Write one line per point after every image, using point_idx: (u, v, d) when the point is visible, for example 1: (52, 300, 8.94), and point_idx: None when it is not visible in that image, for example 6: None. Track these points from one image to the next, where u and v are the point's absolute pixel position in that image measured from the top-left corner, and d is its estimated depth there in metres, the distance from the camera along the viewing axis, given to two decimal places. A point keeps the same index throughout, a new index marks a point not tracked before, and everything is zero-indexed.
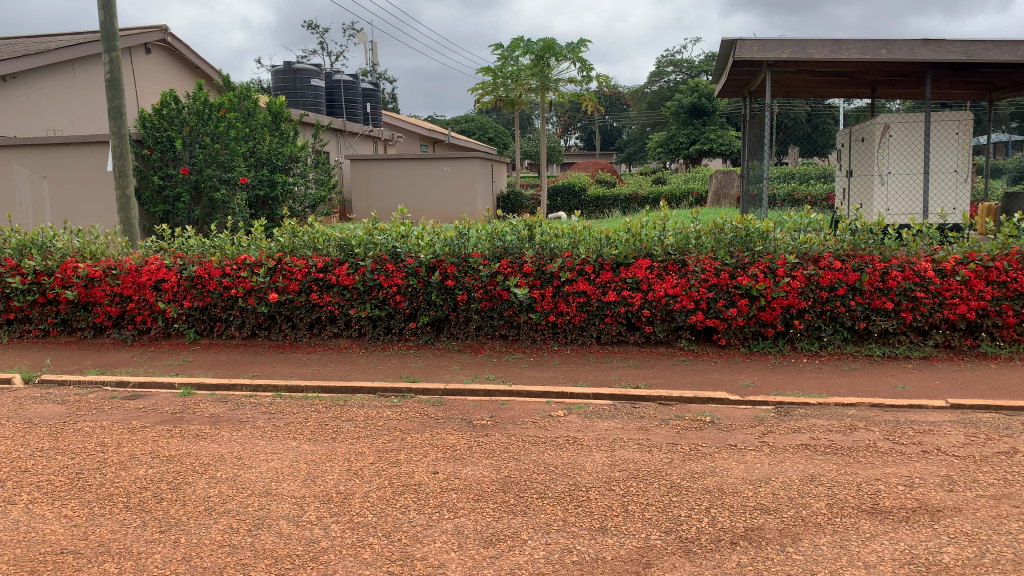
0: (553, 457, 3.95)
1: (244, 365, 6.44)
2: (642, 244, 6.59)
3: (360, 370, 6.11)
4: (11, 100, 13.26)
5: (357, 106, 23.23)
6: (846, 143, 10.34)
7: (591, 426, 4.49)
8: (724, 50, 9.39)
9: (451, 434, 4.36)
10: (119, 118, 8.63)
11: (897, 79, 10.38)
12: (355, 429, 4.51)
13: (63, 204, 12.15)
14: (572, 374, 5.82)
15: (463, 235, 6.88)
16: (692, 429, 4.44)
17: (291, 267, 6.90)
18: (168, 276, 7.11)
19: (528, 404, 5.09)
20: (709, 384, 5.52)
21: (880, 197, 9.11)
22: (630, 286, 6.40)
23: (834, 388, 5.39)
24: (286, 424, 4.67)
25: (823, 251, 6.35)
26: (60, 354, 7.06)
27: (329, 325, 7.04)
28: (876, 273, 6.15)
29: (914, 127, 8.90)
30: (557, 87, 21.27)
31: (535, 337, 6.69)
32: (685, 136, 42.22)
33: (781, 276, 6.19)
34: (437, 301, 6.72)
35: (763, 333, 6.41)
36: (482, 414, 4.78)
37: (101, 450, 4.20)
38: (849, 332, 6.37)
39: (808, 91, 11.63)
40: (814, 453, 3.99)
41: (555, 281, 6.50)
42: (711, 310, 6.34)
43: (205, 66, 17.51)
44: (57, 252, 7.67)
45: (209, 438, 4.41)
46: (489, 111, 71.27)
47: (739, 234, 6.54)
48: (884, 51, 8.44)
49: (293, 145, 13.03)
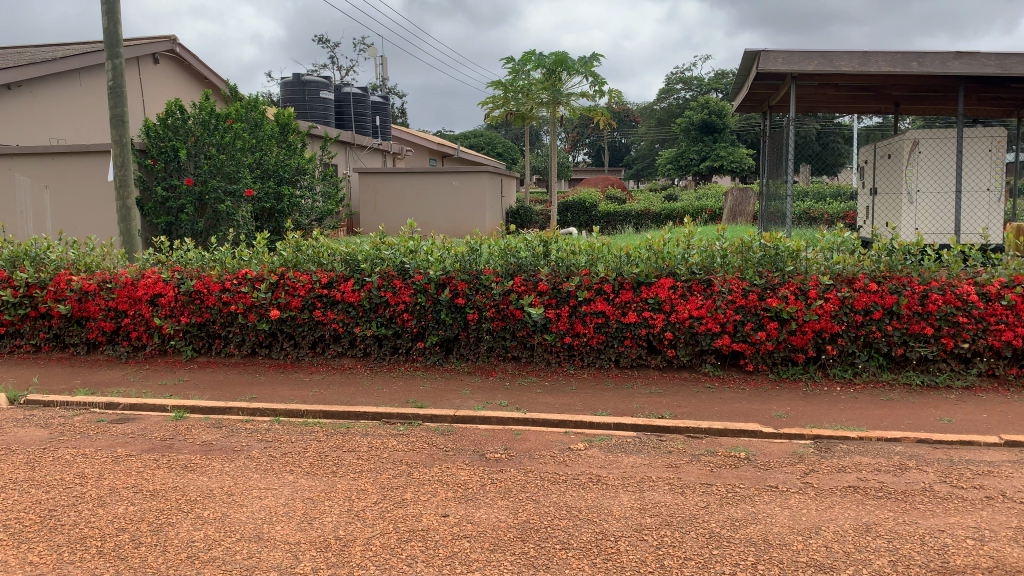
0: (576, 498, 3.56)
1: (241, 386, 6.08)
2: (665, 261, 6.22)
3: (365, 394, 5.74)
4: (16, 109, 13.01)
5: (367, 119, 23.02)
6: (870, 160, 10.02)
7: (616, 461, 4.11)
8: (746, 62, 9.05)
9: (461, 470, 3.97)
10: (122, 127, 8.35)
11: (923, 95, 10.06)
12: (357, 462, 4.14)
13: (64, 215, 11.85)
14: (591, 401, 5.43)
15: (474, 250, 6.53)
16: (726, 467, 4.06)
17: (294, 282, 6.57)
18: (166, 291, 6.78)
19: (544, 435, 4.71)
20: (739, 414, 5.12)
21: (908, 216, 8.74)
22: (651, 306, 6.04)
23: (876, 420, 4.99)
24: (283, 454, 4.31)
25: (857, 272, 5.97)
26: (50, 371, 6.72)
27: (332, 344, 6.69)
28: (915, 297, 5.75)
29: (945, 143, 8.53)
30: (569, 102, 20.98)
31: (550, 359, 6.31)
32: (696, 153, 41.92)
33: (813, 298, 5.82)
34: (446, 320, 6.36)
35: (793, 358, 6.02)
36: (496, 446, 4.40)
37: (80, 482, 3.84)
38: (886, 358, 5.96)
39: (830, 107, 11.34)
40: (866, 497, 3.60)
41: (571, 301, 6.14)
42: (738, 333, 5.96)
43: (213, 77, 17.31)
44: (51, 264, 7.34)
45: (199, 470, 4.04)
46: (498, 125, 71.25)
47: (768, 253, 6.18)
48: (915, 65, 8.07)
49: (300, 157, 12.82)
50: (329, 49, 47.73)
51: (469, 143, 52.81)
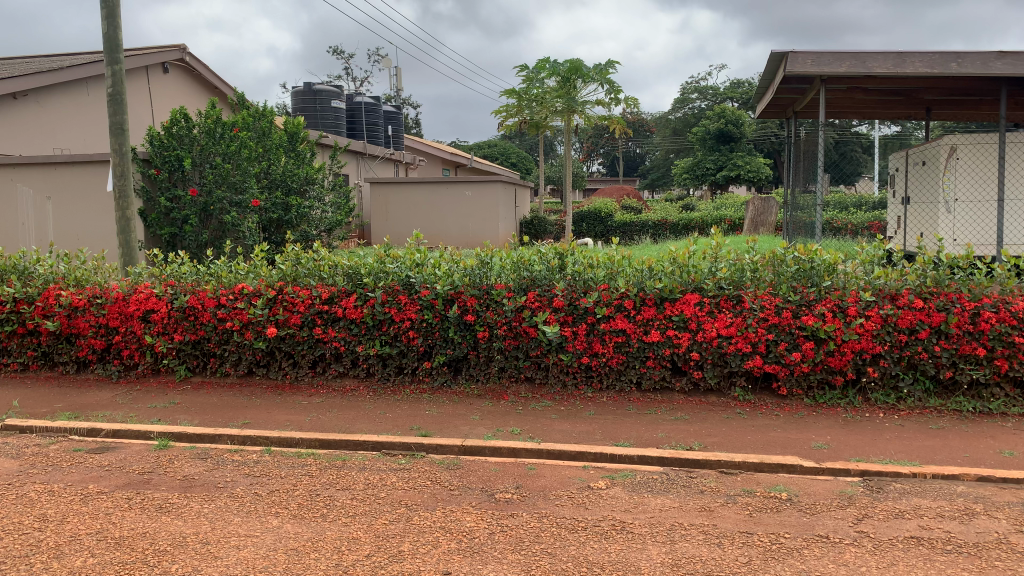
0: (597, 552, 3.10)
1: (235, 410, 5.66)
2: (690, 276, 5.76)
3: (366, 419, 5.29)
4: (23, 120, 12.74)
5: (379, 129, 22.68)
6: (902, 167, 9.54)
7: (641, 504, 3.65)
8: (772, 65, 8.57)
9: (466, 514, 3.51)
10: (121, 135, 8.01)
11: (958, 99, 9.56)
12: (351, 504, 3.69)
13: (66, 226, 11.52)
14: (612, 430, 4.94)
15: (485, 263, 6.10)
16: (766, 511, 3.60)
17: (293, 297, 6.17)
18: (158, 307, 6.40)
19: (561, 470, 4.25)
20: (776, 445, 4.64)
21: (946, 227, 8.17)
22: (676, 324, 5.58)
23: (928, 454, 4.49)
24: (271, 493, 3.87)
25: (900, 287, 5.48)
26: (35, 392, 6.33)
27: (333, 363, 6.26)
28: (966, 314, 5.25)
29: (986, 149, 7.96)
30: (584, 110, 20.50)
31: (566, 381, 5.85)
32: (712, 163, 41.27)
33: (852, 317, 5.34)
34: (454, 338, 5.92)
35: (831, 382, 5.53)
36: (507, 485, 3.94)
37: (40, 528, 3.42)
38: (932, 382, 5.46)
39: (857, 113, 10.84)
40: (934, 552, 3.11)
41: (589, 318, 5.68)
42: (770, 353, 5.49)
43: (223, 86, 17.04)
44: (40, 278, 6.97)
45: (175, 512, 3.60)
46: (512, 136, 70.95)
47: (802, 267, 5.70)
48: (954, 65, 7.55)
49: (309, 167, 12.54)
50: (343, 60, 47.61)
51: (483, 154, 52.51)
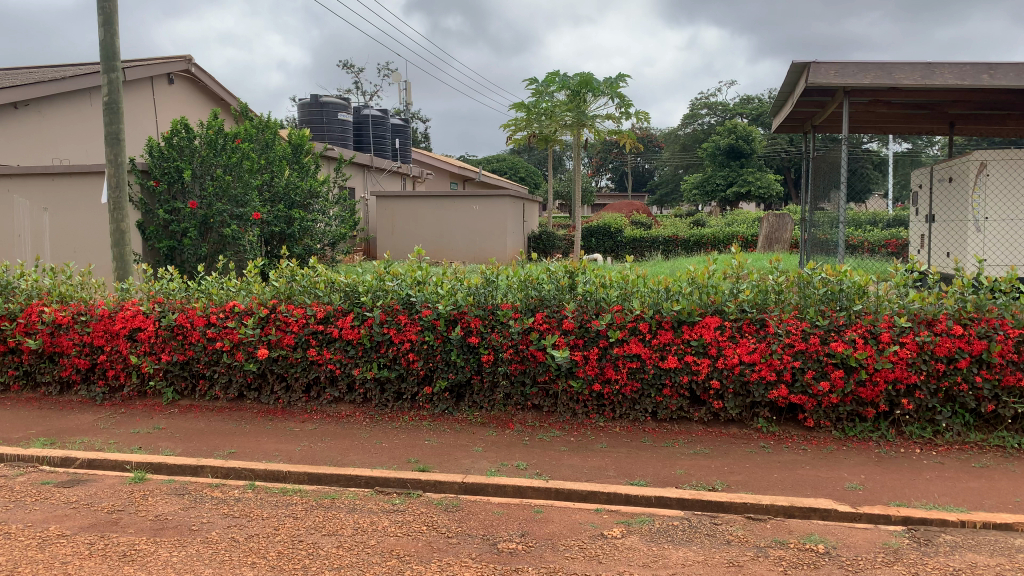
0: None
1: (221, 437, 5.29)
2: (710, 298, 5.36)
3: (360, 451, 4.90)
4: (25, 130, 12.51)
5: (387, 141, 22.40)
6: (925, 184, 9.13)
7: (661, 558, 3.25)
8: (793, 76, 8.17)
9: (464, 569, 3.12)
10: (116, 145, 7.73)
11: (985, 113, 9.17)
12: (336, 553, 3.30)
13: (61, 238, 11.21)
14: (626, 466, 4.53)
15: (490, 282, 5.74)
16: (802, 567, 3.19)
17: (287, 317, 5.82)
18: (145, 325, 6.06)
19: (571, 514, 3.85)
20: (807, 485, 4.22)
21: (975, 245, 7.74)
22: (695, 350, 5.17)
23: (976, 498, 4.06)
24: (249, 538, 3.49)
25: (938, 312, 5.06)
26: (13, 415, 5.98)
27: (328, 387, 5.89)
28: (1010, 343, 4.82)
29: (1017, 164, 7.47)
30: (593, 124, 20.14)
31: (576, 409, 5.46)
32: (722, 178, 40.85)
33: (886, 343, 4.93)
34: (456, 362, 5.52)
35: (861, 413, 5.13)
36: (511, 532, 3.55)
37: None
38: (972, 415, 5.04)
39: (878, 128, 10.47)
40: None
41: (601, 342, 5.29)
42: (797, 383, 5.08)
43: (228, 96, 16.78)
44: (23, 294, 6.66)
45: (139, 562, 3.22)
46: (521, 152, 70.85)
47: (831, 289, 5.32)
48: (985, 77, 7.16)
49: (312, 180, 12.38)
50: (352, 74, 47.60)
51: (491, 169, 52.27)
